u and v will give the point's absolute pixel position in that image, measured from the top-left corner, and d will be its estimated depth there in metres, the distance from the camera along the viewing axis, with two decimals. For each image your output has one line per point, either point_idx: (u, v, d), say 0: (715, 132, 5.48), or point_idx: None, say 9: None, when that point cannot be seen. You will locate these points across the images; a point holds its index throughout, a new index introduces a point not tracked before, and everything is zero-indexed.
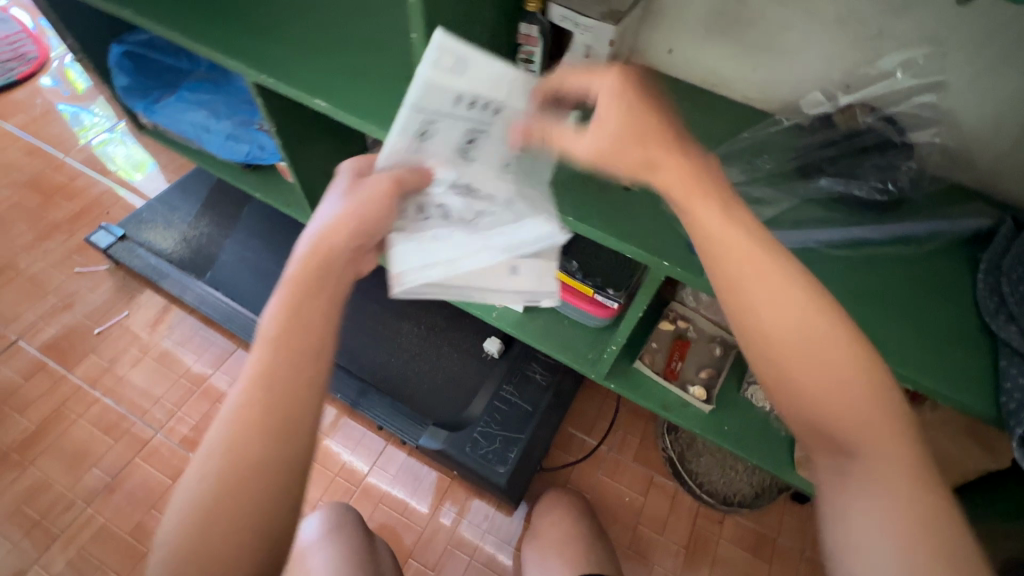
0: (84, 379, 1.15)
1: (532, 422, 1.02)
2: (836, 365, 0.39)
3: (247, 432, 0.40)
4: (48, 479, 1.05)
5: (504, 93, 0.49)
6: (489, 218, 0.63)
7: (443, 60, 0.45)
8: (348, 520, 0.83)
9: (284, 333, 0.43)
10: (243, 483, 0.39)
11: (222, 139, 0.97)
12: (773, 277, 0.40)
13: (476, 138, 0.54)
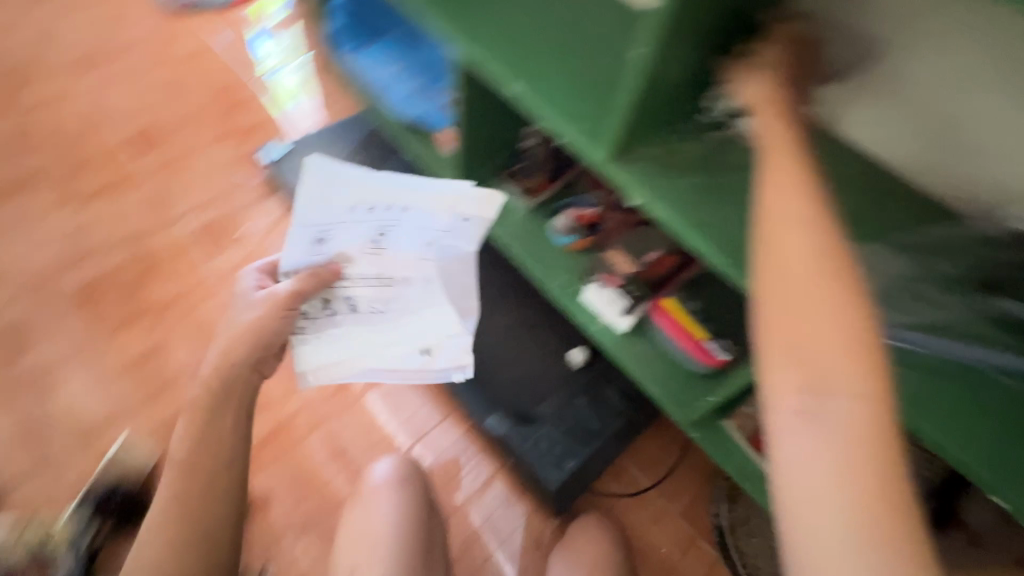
0: (220, 268, 1.30)
1: (595, 441, 1.03)
2: (825, 316, 0.45)
3: (172, 514, 0.64)
4: (171, 342, 1.20)
5: (424, 193, 0.82)
6: (392, 304, 0.80)
7: (313, 172, 0.81)
8: (416, 475, 0.88)
9: (195, 456, 0.66)
10: (167, 540, 0.63)
11: (402, 96, 1.05)
12: (803, 232, 0.48)
13: (385, 233, 0.80)
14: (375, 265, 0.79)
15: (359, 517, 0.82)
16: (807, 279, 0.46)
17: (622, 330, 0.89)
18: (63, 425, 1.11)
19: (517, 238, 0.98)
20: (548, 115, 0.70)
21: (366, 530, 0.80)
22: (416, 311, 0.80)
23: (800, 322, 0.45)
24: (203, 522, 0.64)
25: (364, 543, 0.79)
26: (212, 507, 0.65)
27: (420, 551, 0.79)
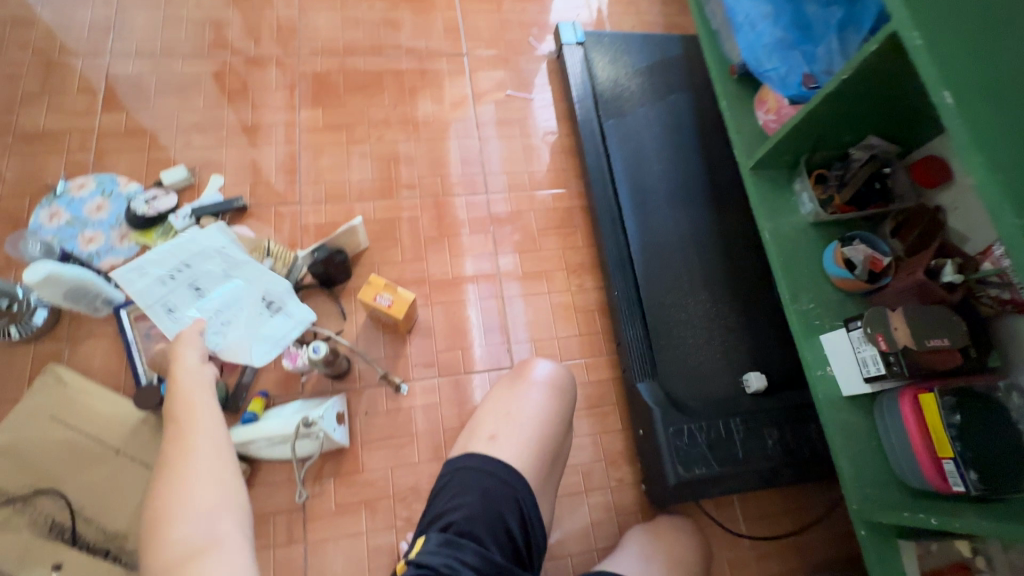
0: (475, 116, 1.35)
1: (733, 467, 0.97)
2: None
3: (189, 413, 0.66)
4: (410, 158, 1.29)
5: (201, 245, 0.96)
6: (211, 283, 0.95)
7: (138, 283, 0.90)
8: (568, 391, 0.89)
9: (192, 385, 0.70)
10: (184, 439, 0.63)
11: (758, 42, 0.95)
12: None
13: (194, 281, 0.94)
14: (173, 284, 0.92)
15: (512, 401, 0.84)
16: None
17: (846, 393, 0.83)
18: (307, 178, 1.25)
19: (785, 244, 0.92)
20: (963, 147, 0.60)
21: (512, 414, 0.82)
22: (218, 274, 0.96)
23: None
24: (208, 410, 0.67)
25: (506, 422, 0.81)
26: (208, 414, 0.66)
27: (547, 457, 0.81)
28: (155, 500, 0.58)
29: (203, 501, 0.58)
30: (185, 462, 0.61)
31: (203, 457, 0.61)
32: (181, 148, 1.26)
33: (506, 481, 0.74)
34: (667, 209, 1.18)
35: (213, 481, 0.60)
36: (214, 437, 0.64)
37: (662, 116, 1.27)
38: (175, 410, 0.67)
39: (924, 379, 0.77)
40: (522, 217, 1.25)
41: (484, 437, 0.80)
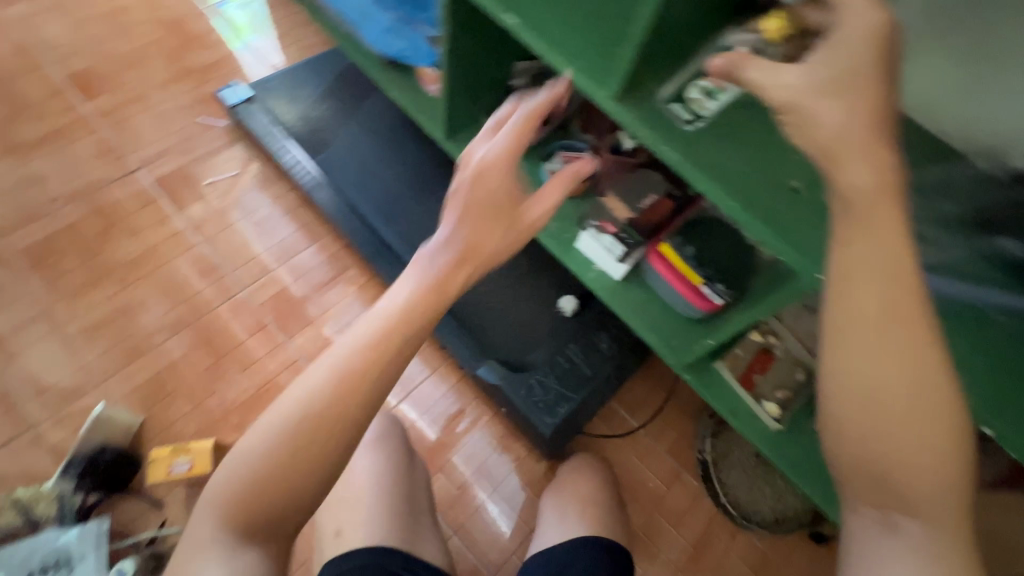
0: (189, 222, 1.22)
1: (588, 387, 1.03)
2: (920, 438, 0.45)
3: (268, 468, 0.51)
4: (143, 302, 1.13)
5: None
6: None
7: None
8: (394, 430, 0.90)
9: (321, 415, 0.51)
10: (273, 490, 0.51)
11: (381, 29, 0.94)
12: (885, 339, 0.45)
13: None
14: None
15: (343, 487, 0.82)
16: (890, 397, 0.45)
17: (617, 277, 0.90)
18: (32, 392, 1.04)
19: None
20: (546, 54, 0.64)
21: (348, 500, 0.81)
22: None
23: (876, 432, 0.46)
24: (302, 471, 0.51)
25: (347, 505, 0.80)
26: (301, 473, 0.51)
27: (403, 507, 0.82)
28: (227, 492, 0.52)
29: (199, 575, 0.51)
30: (233, 482, 0.51)
31: (245, 459, 0.51)
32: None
33: (378, 563, 0.72)
34: (416, 208, 1.19)
35: (219, 550, 0.51)
36: (283, 451, 0.51)
37: (364, 128, 1.26)
38: (292, 421, 0.51)
39: (658, 234, 0.86)
40: (294, 289, 1.17)
41: (332, 534, 0.78)
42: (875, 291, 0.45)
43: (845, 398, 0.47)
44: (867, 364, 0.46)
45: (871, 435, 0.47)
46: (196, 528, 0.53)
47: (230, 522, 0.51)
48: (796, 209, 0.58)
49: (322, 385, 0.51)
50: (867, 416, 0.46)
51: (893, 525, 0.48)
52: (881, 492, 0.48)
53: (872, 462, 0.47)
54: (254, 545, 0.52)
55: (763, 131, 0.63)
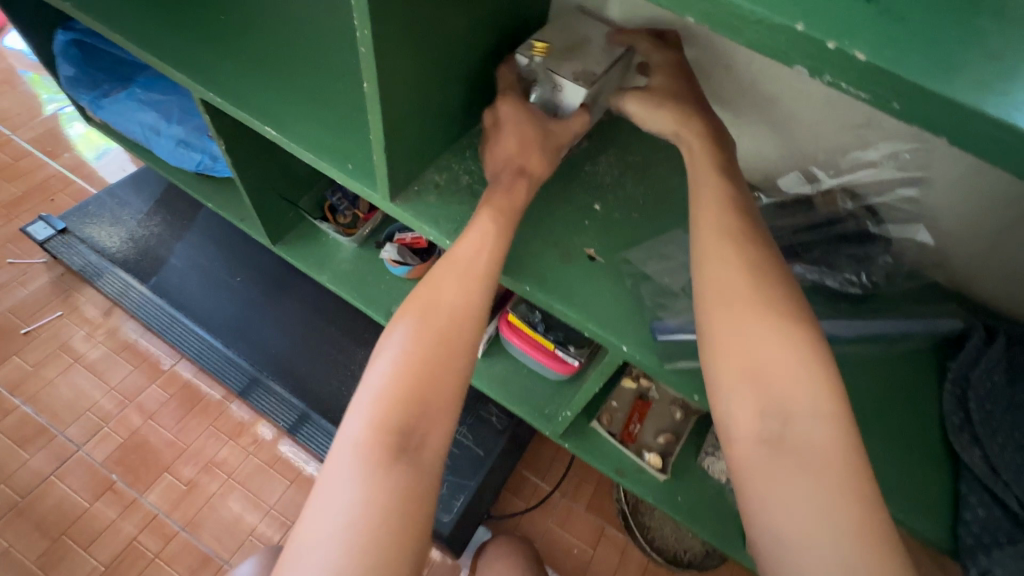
0: (4, 383, 1.06)
1: (484, 468, 0.97)
2: (784, 355, 0.40)
3: (418, 346, 0.45)
4: None
5: None
6: None
7: None
8: None
9: (450, 296, 0.48)
10: (421, 365, 0.45)
11: (172, 145, 0.88)
12: (733, 246, 0.44)
13: None
14: None
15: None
16: (752, 308, 0.42)
17: (478, 354, 0.86)
18: None
19: (347, 281, 0.89)
20: (314, 161, 0.59)
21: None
22: None
23: (742, 347, 0.41)
24: (447, 343, 0.46)
25: None
26: (452, 356, 0.46)
27: None
28: (391, 375, 0.45)
29: (342, 498, 0.41)
30: (385, 372, 0.45)
31: (399, 334, 0.46)
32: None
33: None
34: (268, 314, 1.09)
35: (369, 468, 0.42)
36: (429, 331, 0.46)
37: (201, 237, 1.16)
38: (436, 283, 0.48)
39: (504, 306, 0.83)
40: (142, 436, 1.03)
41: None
42: (718, 212, 0.46)
43: (712, 310, 0.43)
44: (724, 270, 0.44)
45: (736, 338, 0.42)
46: (347, 433, 0.44)
47: (380, 431, 0.43)
48: (592, 280, 0.56)
49: (452, 269, 0.49)
50: (736, 331, 0.42)
51: (790, 452, 0.39)
52: (769, 416, 0.40)
53: (746, 371, 0.41)
54: (402, 463, 0.42)
55: (554, 201, 0.61)
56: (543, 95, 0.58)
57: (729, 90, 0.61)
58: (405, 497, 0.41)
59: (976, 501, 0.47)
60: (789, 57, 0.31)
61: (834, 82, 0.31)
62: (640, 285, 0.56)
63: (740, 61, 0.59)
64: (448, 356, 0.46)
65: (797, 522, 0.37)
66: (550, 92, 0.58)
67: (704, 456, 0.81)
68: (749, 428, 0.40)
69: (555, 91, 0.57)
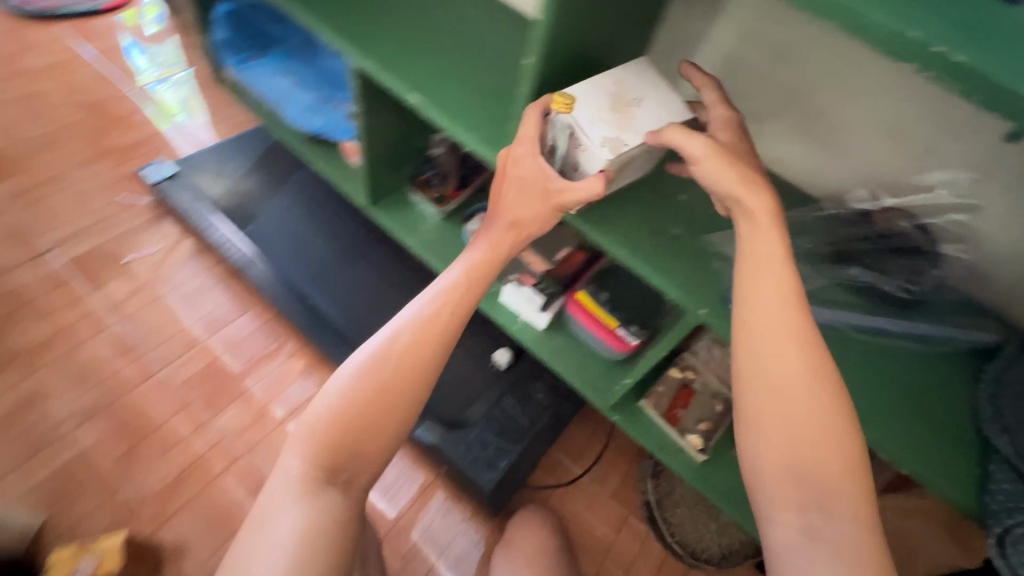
0: (105, 301, 1.17)
1: (526, 437, 1.04)
2: (810, 426, 0.50)
3: (361, 397, 0.58)
4: (49, 389, 1.06)
5: None
6: None
7: None
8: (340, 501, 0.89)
9: (397, 358, 0.60)
10: (365, 413, 0.58)
11: (300, 108, 1.00)
12: (780, 322, 0.53)
13: None
14: None
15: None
16: (788, 384, 0.52)
17: (542, 326, 0.95)
18: None
19: (432, 247, 1.00)
20: (449, 127, 0.69)
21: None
22: None
23: (778, 414, 0.52)
24: (388, 400, 0.59)
25: None
26: (391, 410, 0.59)
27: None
28: (337, 419, 0.58)
29: (282, 514, 0.55)
30: (329, 412, 0.58)
31: (348, 382, 0.59)
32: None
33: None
34: (345, 272, 1.20)
35: (304, 492, 0.56)
36: (374, 385, 0.59)
37: (293, 198, 1.28)
38: (390, 347, 0.60)
39: (574, 285, 0.92)
40: (219, 364, 1.13)
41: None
42: (770, 288, 0.53)
43: (757, 377, 0.53)
44: (767, 345, 0.53)
45: (773, 417, 0.52)
46: (291, 462, 0.58)
47: (319, 464, 0.57)
48: (677, 254, 0.65)
49: (405, 337, 0.61)
50: (773, 400, 0.52)
51: (816, 514, 0.49)
52: (798, 484, 0.50)
53: (780, 445, 0.51)
54: (331, 489, 0.57)
55: (647, 187, 0.71)
56: (565, 146, 0.65)
57: (810, 113, 0.71)
58: (325, 518, 0.56)
59: (1004, 477, 0.53)
60: (904, 54, 0.40)
61: (937, 76, 0.40)
62: (718, 264, 0.65)
63: (822, 89, 0.68)
64: (390, 408, 0.59)
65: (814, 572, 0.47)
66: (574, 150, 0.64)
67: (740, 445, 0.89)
68: (776, 492, 0.51)
69: (577, 146, 0.64)
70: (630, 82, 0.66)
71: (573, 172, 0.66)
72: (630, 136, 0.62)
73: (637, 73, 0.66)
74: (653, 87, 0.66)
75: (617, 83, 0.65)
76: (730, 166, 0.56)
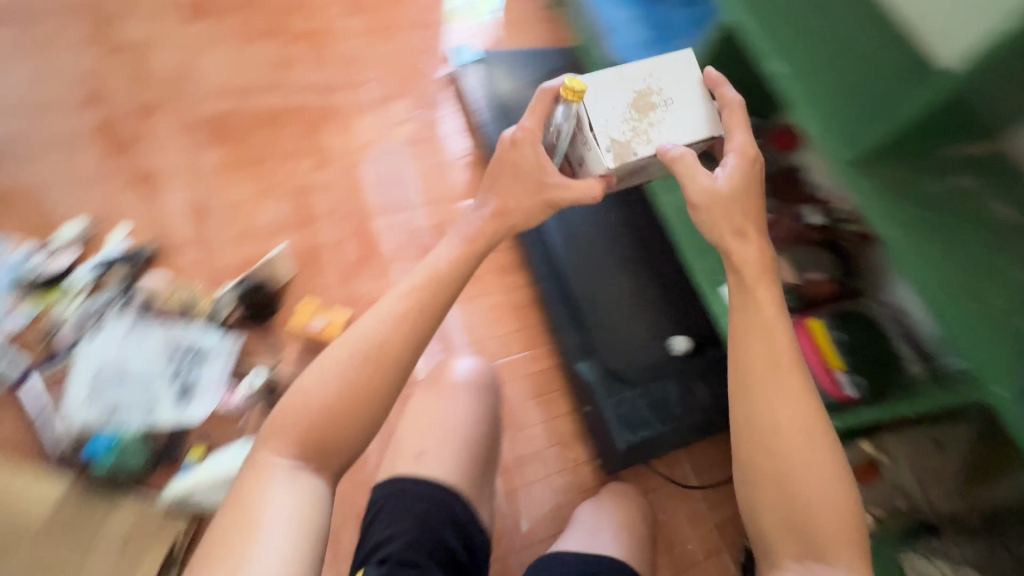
0: (386, 140, 1.38)
1: (673, 424, 1.06)
2: (807, 472, 0.58)
3: (341, 393, 0.62)
4: (326, 187, 1.29)
5: (112, 351, 1.01)
6: (132, 364, 1.01)
7: (84, 405, 0.96)
8: (490, 385, 0.94)
9: (373, 349, 0.64)
10: (343, 406, 0.62)
11: (627, 42, 1.08)
12: (770, 378, 0.61)
13: (123, 375, 1.00)
14: (99, 393, 0.97)
15: (404, 421, 0.87)
16: (787, 434, 0.59)
17: None
18: (221, 217, 1.21)
19: (681, 214, 1.01)
20: (798, 102, 0.77)
21: (402, 435, 0.85)
22: (136, 354, 1.01)
23: (780, 463, 0.58)
24: (363, 386, 0.63)
25: (432, 437, 0.83)
26: (364, 399, 0.63)
27: (478, 460, 0.85)
28: (312, 416, 0.62)
29: (270, 501, 0.59)
30: (308, 410, 0.63)
31: (325, 382, 0.63)
32: (84, 205, 1.20)
33: (415, 495, 0.76)
34: None
35: (286, 476, 0.61)
36: (354, 373, 0.63)
37: None
38: (360, 345, 0.64)
39: (809, 309, 0.90)
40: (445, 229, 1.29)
41: (412, 455, 0.81)
42: (761, 343, 0.62)
43: (751, 431, 0.60)
44: (764, 399, 0.60)
45: (773, 465, 0.59)
46: (271, 456, 0.62)
47: (301, 446, 0.62)
48: (985, 327, 0.63)
49: (378, 325, 0.64)
50: (766, 449, 0.59)
51: (817, 565, 0.55)
52: (799, 537, 0.57)
53: (776, 506, 0.58)
54: (312, 468, 0.63)
55: (982, 256, 0.68)
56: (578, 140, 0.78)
57: None
58: (304, 499, 0.60)
59: None
60: None
61: None
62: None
63: None
64: (366, 392, 0.63)
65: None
66: (583, 147, 0.78)
67: (909, 550, 0.82)
68: (782, 550, 0.58)
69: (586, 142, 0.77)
70: (655, 85, 0.78)
71: (579, 166, 0.82)
72: (642, 145, 0.75)
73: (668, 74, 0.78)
74: (677, 91, 0.78)
75: (643, 90, 0.78)
76: (732, 204, 0.68)
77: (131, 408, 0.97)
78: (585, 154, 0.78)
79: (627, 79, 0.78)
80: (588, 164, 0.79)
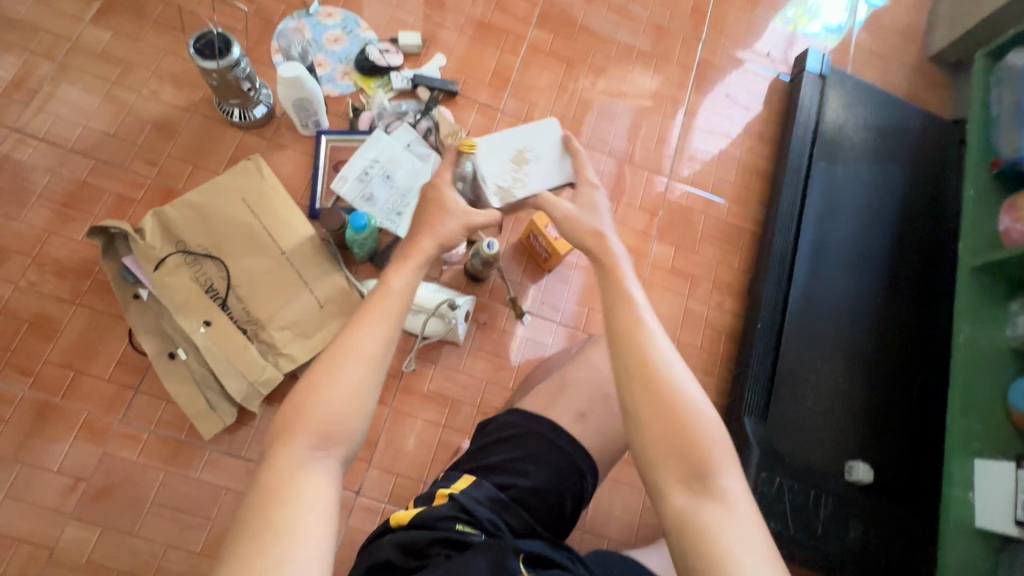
0: (688, 103, 1.29)
1: (806, 536, 0.98)
2: (674, 407, 0.55)
3: (342, 387, 0.57)
4: (610, 114, 1.24)
5: (388, 150, 1.04)
6: (396, 170, 1.03)
7: (349, 184, 1.01)
8: None
9: (361, 337, 0.60)
10: (343, 401, 0.57)
11: None
12: (634, 333, 0.60)
13: (387, 176, 1.02)
14: (364, 181, 1.02)
15: (576, 367, 0.76)
16: (658, 376, 0.57)
17: (980, 524, 0.79)
18: (513, 88, 1.21)
19: (974, 358, 0.86)
20: None
21: (570, 380, 0.74)
22: (403, 163, 1.04)
23: (659, 404, 0.55)
24: (362, 371, 0.58)
25: (596, 399, 0.72)
26: (360, 388, 0.58)
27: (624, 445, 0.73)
28: (310, 415, 0.56)
29: (296, 489, 0.51)
30: (310, 407, 0.56)
31: (320, 385, 0.57)
32: (410, 11, 1.21)
33: (551, 446, 0.68)
34: (843, 272, 1.11)
35: (298, 464, 0.53)
36: (344, 361, 0.58)
37: (875, 180, 1.18)
38: (341, 342, 0.60)
39: None
40: (690, 218, 1.22)
41: (572, 410, 0.71)
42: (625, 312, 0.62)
43: (626, 380, 0.58)
44: (635, 353, 0.58)
45: (650, 406, 0.55)
46: (284, 454, 0.54)
47: (308, 434, 0.55)
48: None
49: (365, 323, 0.61)
50: (633, 391, 0.57)
51: (702, 485, 0.53)
52: (686, 465, 0.53)
53: (661, 432, 0.54)
54: (328, 455, 0.55)
55: None
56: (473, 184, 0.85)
57: None
58: (321, 485, 0.53)
59: None
60: None
61: None
62: None
63: None
64: (361, 376, 0.58)
65: (740, 538, 0.50)
66: (478, 188, 0.87)
67: None
68: (664, 474, 0.54)
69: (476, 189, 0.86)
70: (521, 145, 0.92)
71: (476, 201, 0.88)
72: (517, 188, 0.89)
73: (538, 134, 0.91)
74: (543, 149, 0.92)
75: (518, 149, 0.91)
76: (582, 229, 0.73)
77: (383, 209, 1.01)
78: (474, 195, 0.87)
79: (497, 142, 0.91)
80: (480, 200, 0.87)
